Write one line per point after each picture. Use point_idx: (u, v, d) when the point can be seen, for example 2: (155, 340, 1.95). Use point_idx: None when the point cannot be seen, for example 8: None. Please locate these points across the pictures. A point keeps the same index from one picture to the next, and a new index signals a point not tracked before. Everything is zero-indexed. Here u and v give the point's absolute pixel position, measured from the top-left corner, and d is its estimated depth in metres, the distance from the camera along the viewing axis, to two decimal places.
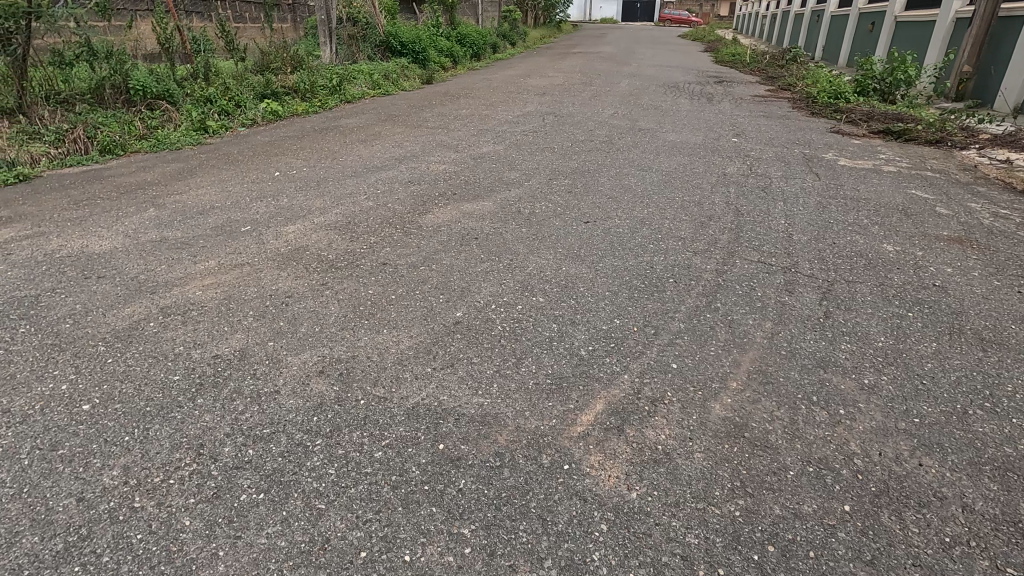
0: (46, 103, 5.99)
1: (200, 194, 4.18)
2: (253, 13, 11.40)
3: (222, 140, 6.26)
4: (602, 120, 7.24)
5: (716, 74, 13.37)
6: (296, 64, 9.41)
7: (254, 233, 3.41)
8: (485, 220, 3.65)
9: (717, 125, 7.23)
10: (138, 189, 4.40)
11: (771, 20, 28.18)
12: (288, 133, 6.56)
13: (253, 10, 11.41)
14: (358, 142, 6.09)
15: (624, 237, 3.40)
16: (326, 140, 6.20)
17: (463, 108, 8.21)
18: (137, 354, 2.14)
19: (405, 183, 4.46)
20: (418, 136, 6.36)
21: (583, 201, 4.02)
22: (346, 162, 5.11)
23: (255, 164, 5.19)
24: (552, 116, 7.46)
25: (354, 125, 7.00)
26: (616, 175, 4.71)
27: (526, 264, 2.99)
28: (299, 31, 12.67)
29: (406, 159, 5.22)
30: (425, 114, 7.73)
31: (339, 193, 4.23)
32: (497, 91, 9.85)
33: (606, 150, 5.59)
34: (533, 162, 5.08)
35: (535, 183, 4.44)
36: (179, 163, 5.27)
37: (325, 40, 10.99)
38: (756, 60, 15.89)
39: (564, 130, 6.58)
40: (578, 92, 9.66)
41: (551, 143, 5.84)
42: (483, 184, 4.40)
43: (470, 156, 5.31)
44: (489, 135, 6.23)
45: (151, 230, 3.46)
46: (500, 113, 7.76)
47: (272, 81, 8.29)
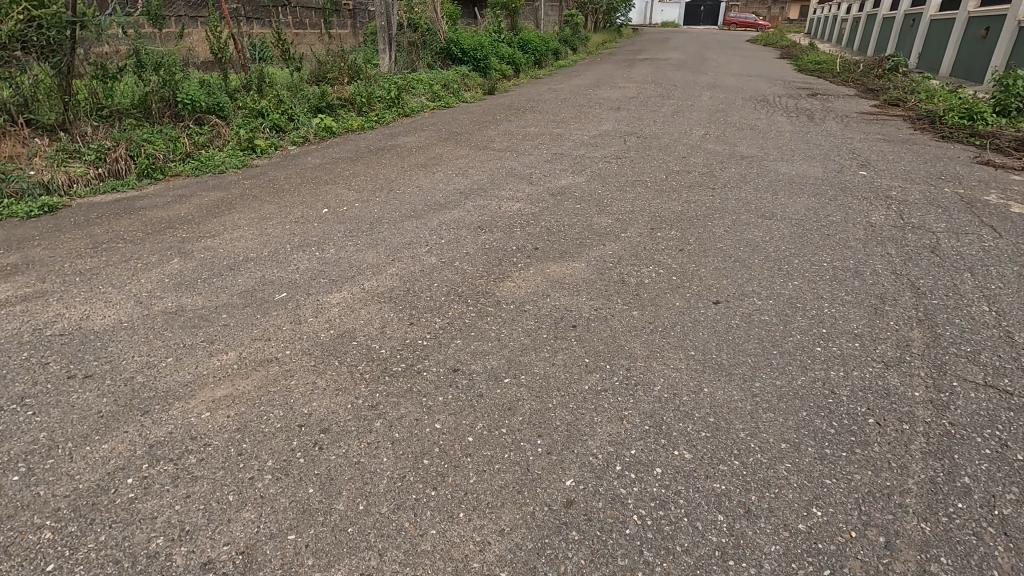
0: (89, 118, 5.57)
1: (234, 240, 3.54)
2: (313, 20, 11.03)
3: (269, 161, 5.68)
4: (693, 142, 6.29)
5: (807, 84, 12.06)
6: (353, 74, 8.85)
7: (290, 306, 2.70)
8: (581, 293, 2.82)
9: (829, 150, 6.17)
10: (168, 228, 3.81)
11: (854, 24, 26.12)
12: (340, 155, 5.93)
13: (314, 16, 11.07)
14: (417, 167, 5.38)
15: (776, 332, 2.50)
16: (382, 164, 5.53)
17: (531, 125, 7.40)
18: (93, 553, 1.42)
19: (473, 229, 3.70)
20: (484, 161, 5.59)
21: (702, 266, 3.14)
22: (404, 196, 4.39)
23: (302, 194, 4.54)
24: (634, 137, 6.56)
25: (412, 145, 6.31)
26: (732, 223, 3.81)
27: (653, 382, 2.13)
28: (359, 37, 12.24)
29: (472, 193, 4.46)
30: (491, 131, 6.98)
31: (395, 242, 3.50)
32: (566, 104, 9.02)
33: (710, 186, 4.67)
34: (624, 202, 4.22)
35: (634, 234, 3.58)
36: (219, 190, 4.68)
37: (384, 47, 10.50)
38: (848, 69, 14.38)
39: (651, 155, 5.69)
40: (657, 107, 8.69)
41: (641, 174, 4.96)
42: (570, 235, 3.58)
43: (546, 191, 4.51)
44: (566, 162, 5.41)
45: (167, 296, 2.81)
46: (574, 131, 6.92)
47: (327, 94, 7.74)
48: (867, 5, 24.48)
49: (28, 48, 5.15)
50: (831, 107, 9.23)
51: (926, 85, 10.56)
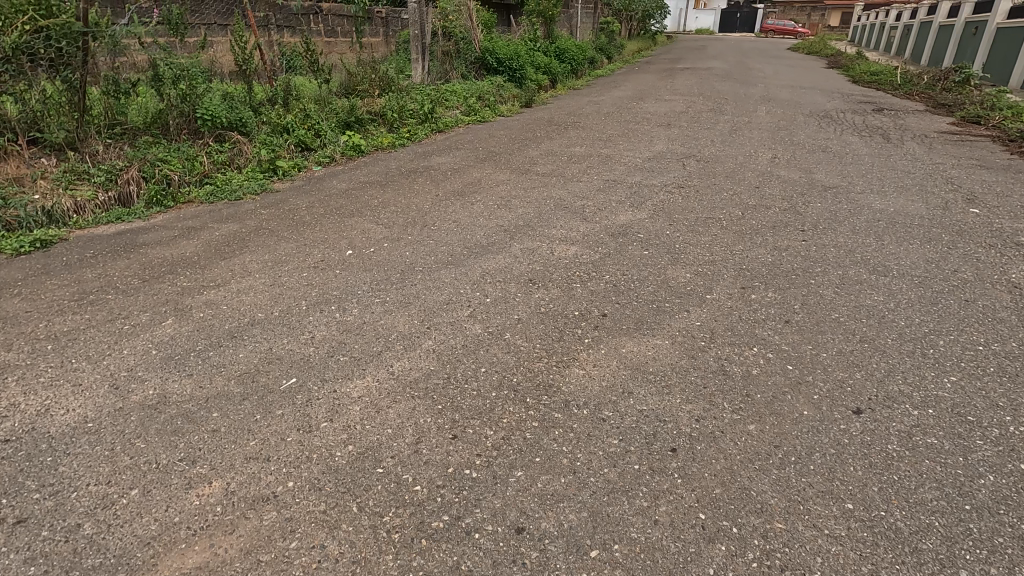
0: (101, 136, 5.14)
1: (241, 293, 2.99)
2: (345, 27, 10.65)
3: (291, 185, 5.16)
4: (762, 168, 5.59)
5: (869, 98, 11.17)
6: (385, 86, 8.37)
7: (299, 401, 2.11)
8: (672, 389, 2.17)
9: (923, 178, 5.38)
10: (169, 272, 3.29)
11: (905, 32, 24.88)
12: (369, 178, 5.38)
13: (345, 24, 10.70)
14: (453, 194, 4.80)
15: (954, 470, 1.80)
16: (415, 190, 4.96)
17: (575, 143, 6.78)
18: None
19: (524, 283, 3.09)
20: (529, 188, 4.98)
21: (820, 348, 2.45)
22: (439, 234, 3.81)
23: (323, 229, 3.99)
24: (694, 160, 5.88)
25: (447, 166, 5.75)
26: (840, 281, 3.11)
27: (808, 567, 1.46)
28: (391, 46, 11.82)
29: (519, 232, 3.84)
30: (532, 151, 6.37)
31: (432, 300, 2.90)
32: (610, 119, 8.38)
33: (797, 226, 3.96)
34: (699, 247, 3.55)
35: (721, 295, 2.92)
36: (233, 222, 4.17)
37: (417, 56, 10.03)
38: (910, 81, 13.38)
39: (718, 183, 5.00)
40: (711, 123, 7.97)
41: (712, 209, 4.28)
42: (642, 294, 2.94)
43: (605, 231, 3.86)
44: (622, 192, 4.76)
45: (149, 379, 2.25)
46: (624, 152, 6.27)
47: (356, 107, 7.24)
48: (922, 12, 23.22)
49: (37, 60, 4.76)
50: (903, 125, 8.36)
51: (1007, 100, 9.59)
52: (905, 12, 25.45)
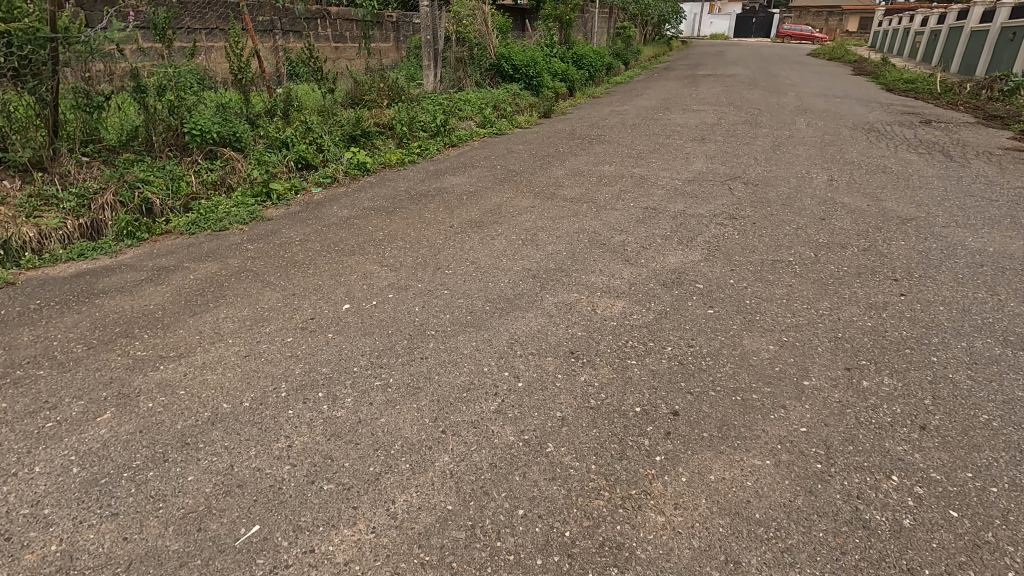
0: (74, 155, 4.58)
1: (206, 370, 2.37)
2: (353, 33, 10.10)
3: (286, 211, 4.54)
4: (821, 193, 4.90)
5: (911, 109, 10.43)
6: (394, 96, 7.77)
7: (258, 571, 1.47)
8: (798, 558, 1.50)
9: (1011, 207, 4.65)
10: (123, 333, 2.68)
11: (933, 38, 24.02)
12: (374, 203, 4.76)
13: (354, 29, 10.14)
14: (470, 225, 4.17)
15: None
16: (426, 219, 4.32)
17: (603, 161, 6.13)
18: None
19: (564, 358, 2.43)
20: (557, 216, 4.33)
21: (986, 479, 1.77)
22: (455, 281, 3.18)
23: (315, 272, 3.36)
24: (740, 182, 5.20)
25: (463, 189, 5.11)
26: (970, 358, 2.42)
27: None
28: (402, 52, 11.26)
29: (551, 280, 3.19)
30: (557, 171, 5.73)
31: (447, 385, 2.25)
32: (637, 132, 7.73)
33: (888, 274, 3.27)
34: (774, 305, 2.88)
35: (823, 383, 2.24)
36: (213, 261, 3.56)
37: (429, 63, 9.44)
38: (952, 89, 12.55)
39: (776, 213, 4.33)
40: (749, 138, 7.28)
41: (778, 248, 3.61)
42: (718, 379, 2.27)
43: (654, 279, 3.20)
44: (665, 224, 4.11)
45: (57, 522, 1.63)
46: (660, 172, 5.61)
47: (363, 119, 6.64)
48: (951, 17, 22.34)
49: None
50: (962, 140, 7.62)
51: None
52: (932, 16, 24.57)
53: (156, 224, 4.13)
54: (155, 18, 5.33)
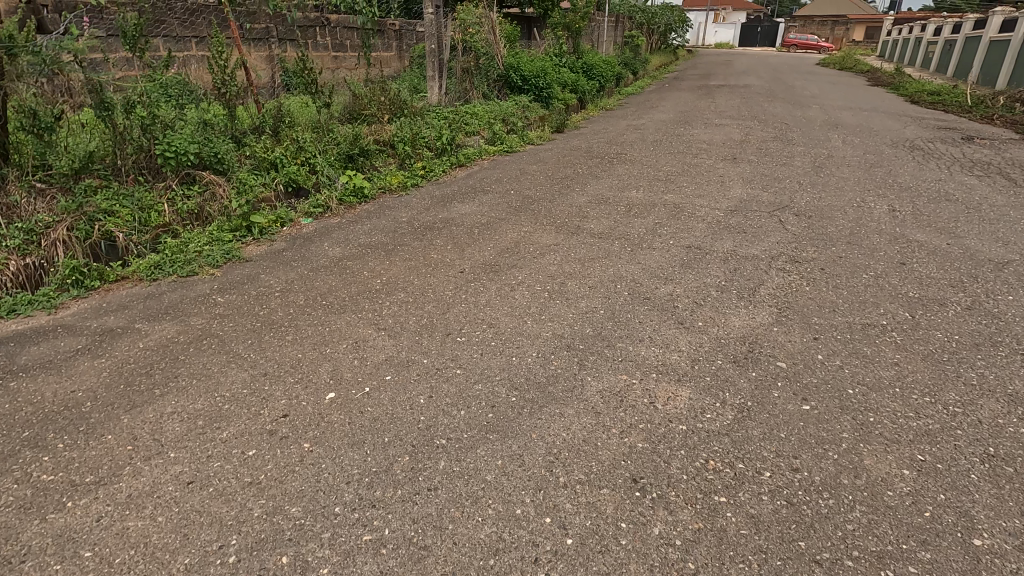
0: (24, 183, 3.98)
1: (129, 512, 1.71)
2: (352, 40, 9.57)
3: (268, 250, 3.90)
4: (889, 227, 4.24)
5: (948, 124, 9.78)
6: (396, 110, 7.16)
7: None
8: None
9: None
10: (30, 443, 2.01)
11: (949, 48, 23.42)
12: (371, 239, 4.11)
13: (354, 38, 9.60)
14: (484, 269, 3.52)
15: None
16: (431, 262, 3.67)
17: (629, 185, 5.49)
18: None
19: (625, 492, 1.77)
20: (585, 258, 3.68)
21: None
22: (471, 355, 2.53)
23: (295, 341, 2.69)
24: (791, 214, 4.54)
25: (473, 221, 4.48)
26: None
27: None
28: (405, 62, 10.71)
29: (591, 355, 2.53)
30: (578, 197, 5.08)
31: (465, 543, 1.59)
32: (660, 150, 7.10)
33: (1015, 347, 2.60)
34: (885, 397, 2.22)
35: (1002, 546, 1.57)
36: (173, 321, 2.91)
37: (434, 74, 8.85)
38: (984, 102, 11.87)
39: (844, 256, 3.67)
40: (785, 157, 6.64)
41: (863, 308, 2.95)
42: (849, 534, 1.60)
43: (720, 352, 2.55)
44: (716, 271, 3.45)
45: None
46: (695, 199, 4.97)
47: (361, 136, 5.99)
48: (969, 26, 21.75)
49: None
50: (1017, 159, 6.96)
51: None
52: (947, 25, 23.99)
53: (109, 270, 3.42)
54: (125, 26, 4.67)
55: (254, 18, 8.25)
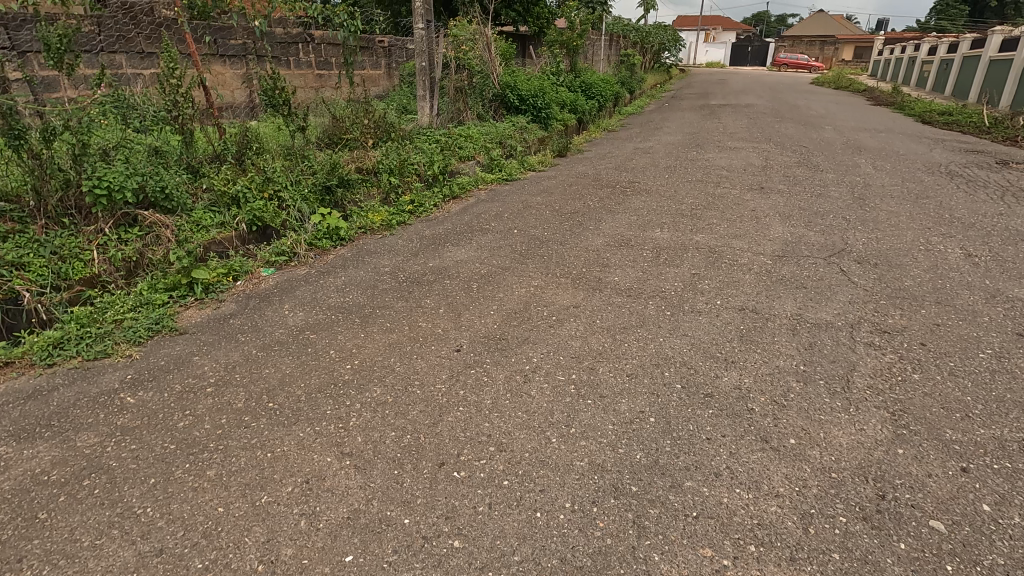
0: None
1: None
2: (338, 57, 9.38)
3: (213, 316, 3.07)
4: (977, 279, 3.49)
5: (973, 146, 9.18)
6: (381, 134, 6.41)
7: None
8: None
9: None
10: None
11: (945, 67, 23.22)
12: (344, 298, 3.30)
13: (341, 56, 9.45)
14: (487, 346, 2.72)
15: None
16: (420, 334, 2.85)
17: (650, 221, 4.75)
18: None
19: None
20: (617, 328, 2.89)
21: None
22: (477, 508, 1.73)
23: (218, 480, 1.85)
24: (852, 261, 3.80)
25: (472, 271, 3.69)
26: None
27: None
28: (393, 79, 10.29)
29: (652, 508, 1.72)
30: (594, 239, 4.31)
31: None
32: (676, 178, 6.39)
33: None
34: None
35: None
36: (52, 441, 2.06)
37: (424, 93, 8.15)
38: (1003, 123, 11.31)
39: (941, 323, 2.91)
40: (818, 186, 5.94)
41: (1007, 413, 2.17)
42: None
43: (840, 501, 1.75)
44: (788, 348, 2.67)
45: None
46: (731, 241, 4.23)
47: (339, 165, 5.20)
48: (966, 45, 21.52)
49: None
50: None
51: None
52: (942, 45, 23.83)
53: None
54: (46, 35, 3.86)
55: (230, 33, 7.72)
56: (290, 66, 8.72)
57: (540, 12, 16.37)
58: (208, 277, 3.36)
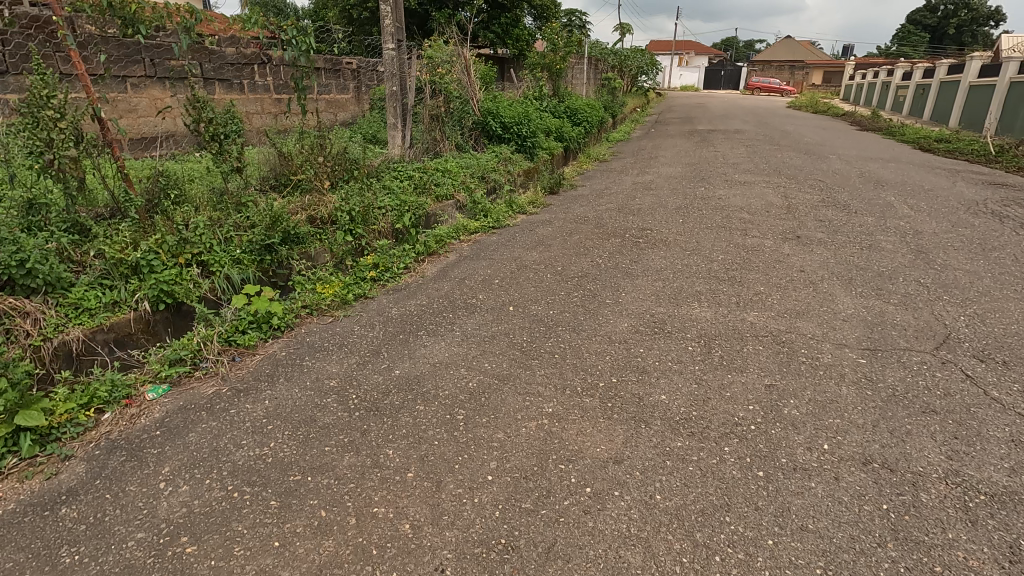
0: None
1: None
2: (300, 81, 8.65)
3: (41, 499, 1.91)
4: None
5: (995, 179, 8.47)
6: (341, 174, 5.30)
7: None
8: None
9: None
10: None
11: (923, 91, 23.19)
12: (262, 448, 2.16)
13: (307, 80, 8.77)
14: (487, 566, 1.63)
15: None
16: (374, 542, 1.72)
17: (679, 290, 3.75)
18: None
19: None
20: (692, 518, 1.81)
21: None
22: None
23: None
24: (972, 358, 2.81)
25: (456, 385, 2.60)
26: None
27: None
28: (363, 104, 9.74)
29: None
30: (616, 323, 3.25)
31: None
32: (691, 223, 5.45)
33: None
34: None
35: None
36: None
37: (395, 121, 7.12)
38: (1009, 151, 10.73)
39: None
40: (861, 236, 5.03)
41: None
42: None
43: None
44: (984, 564, 1.62)
45: None
46: (794, 323, 3.23)
47: (283, 216, 4.05)
48: (944, 70, 21.48)
49: None
50: None
51: None
52: (918, 70, 23.86)
53: None
54: None
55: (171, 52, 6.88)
56: (245, 89, 7.82)
57: (519, 34, 15.72)
58: (49, 420, 2.18)
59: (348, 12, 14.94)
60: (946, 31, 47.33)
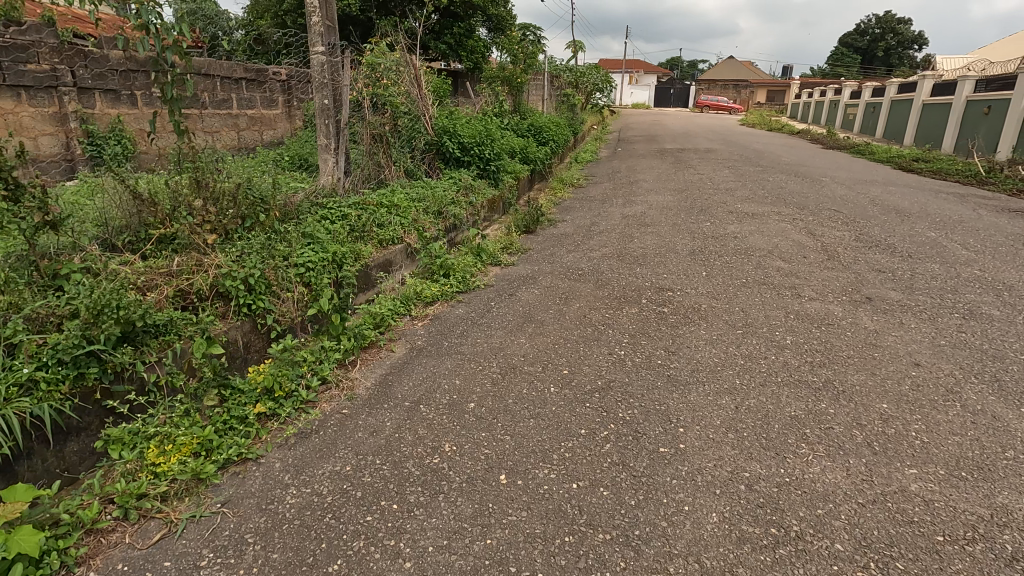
0: None
1: None
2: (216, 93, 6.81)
3: None
4: None
5: (1010, 203, 7.66)
6: (240, 223, 3.69)
7: None
8: None
9: None
10: None
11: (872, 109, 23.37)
12: None
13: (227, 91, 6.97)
14: None
15: None
16: None
17: (762, 416, 2.38)
18: None
19: None
20: None
21: None
22: None
23: None
24: None
25: None
26: None
27: None
28: (294, 120, 8.15)
29: None
30: (698, 516, 1.81)
31: None
32: (719, 279, 4.14)
33: None
34: None
35: None
36: None
37: (327, 142, 5.55)
38: (999, 170, 10.12)
39: None
40: (944, 294, 3.83)
41: None
42: None
43: None
44: None
45: None
46: (985, 492, 1.91)
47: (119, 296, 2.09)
48: (895, 88, 21.63)
49: None
50: None
51: None
52: (866, 89, 24.12)
53: None
54: None
55: (26, 52, 4.99)
56: (137, 103, 6.04)
57: (473, 46, 14.41)
58: None
59: (281, 18, 13.26)
60: (877, 54, 49.55)
